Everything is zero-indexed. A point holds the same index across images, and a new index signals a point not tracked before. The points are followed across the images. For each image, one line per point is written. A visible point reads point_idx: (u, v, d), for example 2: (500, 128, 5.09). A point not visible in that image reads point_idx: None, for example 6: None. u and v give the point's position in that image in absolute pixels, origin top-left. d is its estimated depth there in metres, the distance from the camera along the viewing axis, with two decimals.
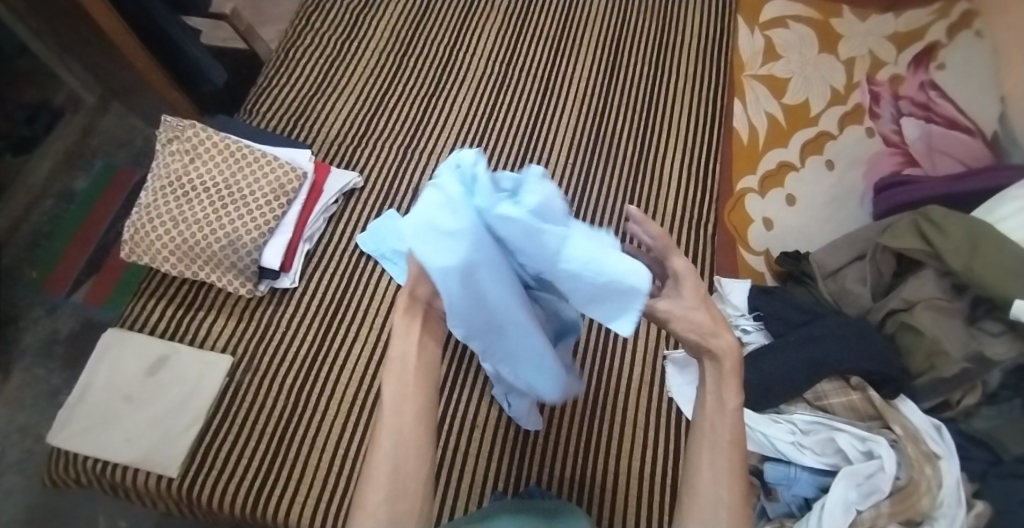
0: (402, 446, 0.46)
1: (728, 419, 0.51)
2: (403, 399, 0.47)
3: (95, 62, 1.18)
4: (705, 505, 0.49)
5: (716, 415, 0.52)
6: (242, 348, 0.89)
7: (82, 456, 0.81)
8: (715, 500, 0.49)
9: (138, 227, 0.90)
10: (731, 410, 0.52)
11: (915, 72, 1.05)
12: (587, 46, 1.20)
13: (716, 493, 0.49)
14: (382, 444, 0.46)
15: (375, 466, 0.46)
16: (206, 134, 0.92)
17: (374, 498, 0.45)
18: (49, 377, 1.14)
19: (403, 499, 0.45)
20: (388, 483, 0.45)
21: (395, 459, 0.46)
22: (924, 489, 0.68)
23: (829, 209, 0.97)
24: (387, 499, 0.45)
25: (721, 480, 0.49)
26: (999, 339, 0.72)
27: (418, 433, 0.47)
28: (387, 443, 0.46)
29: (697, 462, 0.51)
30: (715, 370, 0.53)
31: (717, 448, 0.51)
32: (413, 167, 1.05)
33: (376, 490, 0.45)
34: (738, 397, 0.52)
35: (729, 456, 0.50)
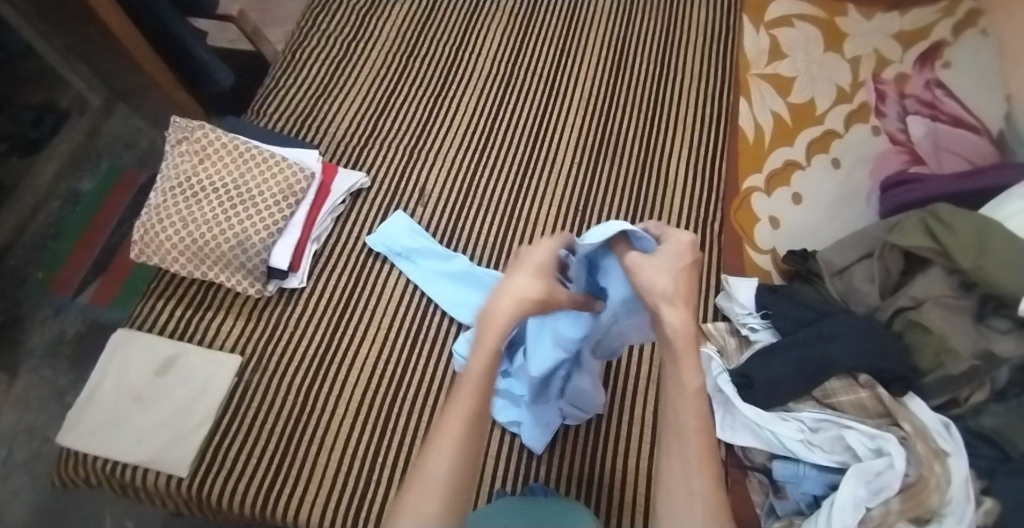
0: (457, 461, 0.52)
1: (690, 405, 0.55)
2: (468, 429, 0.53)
3: (102, 63, 1.18)
4: (680, 497, 0.51)
5: (679, 402, 0.55)
6: (251, 348, 0.89)
7: (92, 456, 0.81)
8: (689, 491, 0.51)
9: (148, 227, 0.90)
10: (692, 392, 0.55)
11: (921, 71, 1.05)
12: (593, 46, 1.20)
13: (688, 483, 0.52)
14: (439, 456, 0.52)
15: (431, 476, 0.51)
16: (216, 135, 0.93)
17: (426, 506, 0.50)
18: (56, 377, 1.14)
19: (452, 511, 0.51)
20: (440, 493, 0.50)
21: (450, 471, 0.51)
22: (933, 486, 0.68)
23: (836, 207, 0.97)
24: (438, 510, 0.50)
25: (692, 472, 0.52)
26: (1008, 335, 0.72)
27: (473, 450, 0.53)
28: (445, 453, 0.52)
29: (669, 455, 0.54)
30: (672, 353, 0.57)
31: (685, 437, 0.54)
32: (420, 167, 1.06)
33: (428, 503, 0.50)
34: (697, 378, 0.55)
35: (696, 444, 0.53)
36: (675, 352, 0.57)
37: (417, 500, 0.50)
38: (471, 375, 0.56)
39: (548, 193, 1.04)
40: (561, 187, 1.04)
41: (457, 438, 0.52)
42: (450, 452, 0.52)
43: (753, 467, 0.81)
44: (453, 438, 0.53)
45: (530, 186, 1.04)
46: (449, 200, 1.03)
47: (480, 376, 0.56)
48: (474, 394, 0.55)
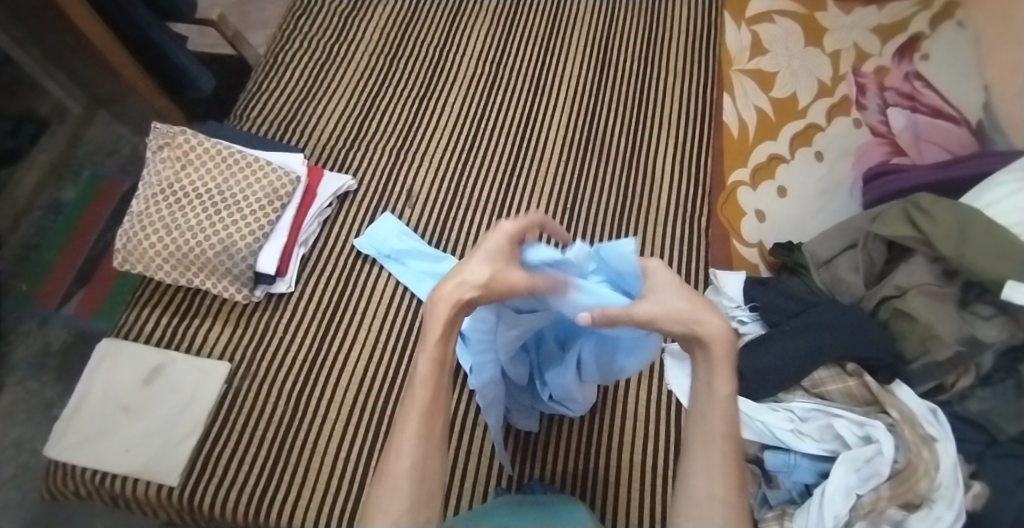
0: (421, 456, 0.52)
1: (719, 413, 0.54)
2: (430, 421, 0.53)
3: (81, 72, 1.16)
4: (702, 502, 0.53)
5: (709, 409, 0.55)
6: (240, 355, 0.88)
7: (80, 468, 0.80)
8: (711, 495, 0.53)
9: (131, 235, 0.89)
10: (722, 400, 0.54)
11: (900, 64, 1.07)
12: (576, 44, 1.21)
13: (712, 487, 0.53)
14: (402, 453, 0.52)
15: (394, 475, 0.51)
16: (198, 140, 0.92)
17: (394, 504, 0.50)
18: (41, 391, 1.12)
19: (420, 507, 0.51)
20: (405, 491, 0.51)
21: (415, 467, 0.52)
22: (921, 471, 0.69)
23: (820, 199, 0.98)
24: (406, 506, 0.51)
25: (715, 477, 0.53)
26: (991, 321, 0.74)
27: (435, 441, 0.53)
28: (408, 450, 0.52)
29: (692, 459, 0.55)
30: (707, 360, 0.55)
31: (710, 442, 0.54)
32: (407, 168, 1.05)
33: (395, 500, 0.51)
34: (728, 386, 0.54)
35: (721, 448, 0.54)
36: (710, 358, 0.55)
37: (384, 499, 0.51)
38: (427, 370, 0.54)
39: (536, 192, 1.04)
40: (548, 186, 1.05)
41: (416, 433, 0.52)
42: (412, 450, 0.52)
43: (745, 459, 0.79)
44: (413, 436, 0.52)
45: (517, 185, 1.05)
46: (436, 201, 1.02)
47: (431, 369, 0.54)
48: (431, 387, 0.54)
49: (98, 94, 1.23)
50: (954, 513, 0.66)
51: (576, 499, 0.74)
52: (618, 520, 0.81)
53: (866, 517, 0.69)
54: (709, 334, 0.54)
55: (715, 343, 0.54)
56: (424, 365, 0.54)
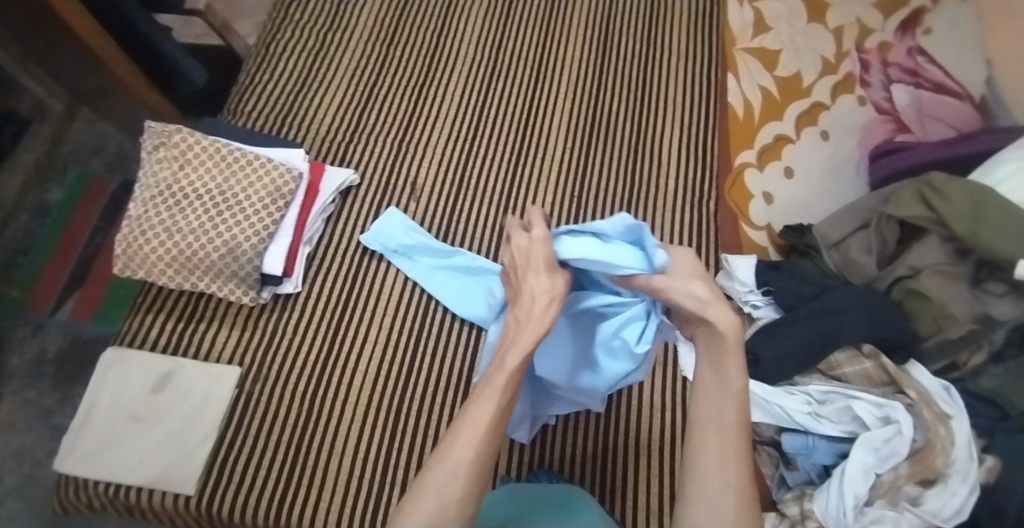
0: (480, 446, 0.54)
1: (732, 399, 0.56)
2: (492, 406, 0.56)
3: (63, 67, 1.12)
4: (715, 488, 0.53)
5: (719, 395, 0.56)
6: (250, 358, 0.87)
7: (93, 480, 0.79)
8: (722, 483, 0.53)
9: (131, 240, 0.86)
10: (734, 389, 0.56)
11: (902, 39, 1.07)
12: (577, 26, 1.18)
13: (723, 476, 0.54)
14: (462, 440, 0.54)
15: (451, 458, 0.53)
16: (195, 139, 0.89)
17: (449, 491, 0.52)
18: (41, 398, 1.10)
19: (474, 493, 0.52)
20: (463, 477, 0.52)
21: (473, 456, 0.53)
22: (939, 449, 0.70)
23: (827, 179, 0.98)
24: (458, 496, 0.52)
25: (728, 465, 0.54)
26: (1003, 299, 0.74)
27: (495, 437, 0.55)
28: (470, 441, 0.54)
29: (705, 452, 0.55)
30: (720, 350, 0.57)
31: (722, 430, 0.55)
32: (409, 160, 1.03)
33: (449, 488, 0.52)
34: (741, 374, 0.56)
35: (732, 437, 0.55)
36: (720, 349, 0.57)
37: (438, 485, 0.52)
38: (504, 373, 0.57)
39: (541, 179, 1.02)
40: (555, 172, 1.03)
41: (479, 422, 0.55)
42: (472, 437, 0.54)
43: (762, 441, 0.82)
44: (475, 422, 0.55)
45: (523, 173, 1.03)
46: (442, 193, 1.01)
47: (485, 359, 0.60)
48: (500, 381, 0.57)
49: (81, 88, 1.19)
50: (969, 487, 0.67)
51: (585, 491, 0.73)
52: (638, 508, 0.81)
53: (884, 495, 0.71)
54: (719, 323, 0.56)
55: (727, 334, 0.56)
56: (500, 367, 0.57)
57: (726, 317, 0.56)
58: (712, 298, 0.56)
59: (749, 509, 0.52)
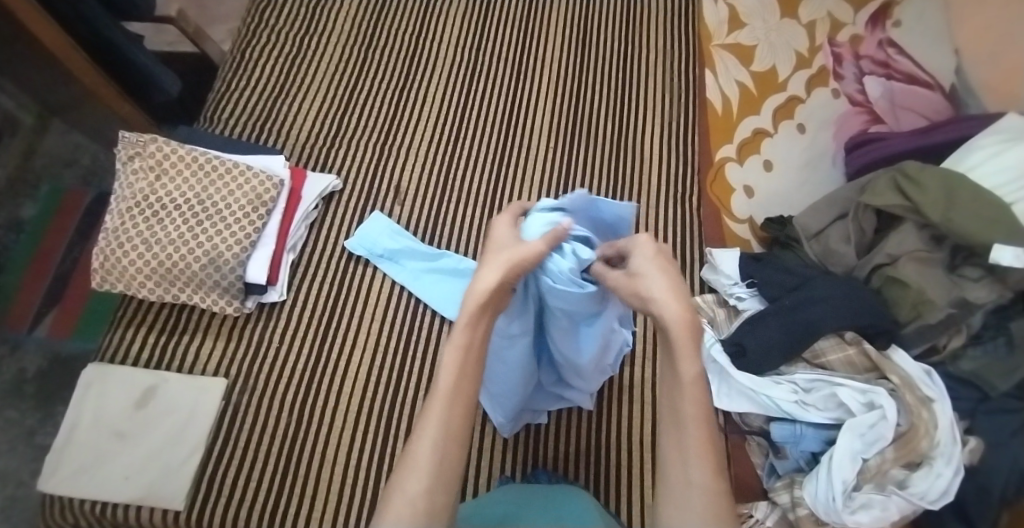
0: (441, 442, 0.52)
1: (687, 397, 0.54)
2: (457, 392, 0.54)
3: (33, 79, 1.10)
4: (679, 490, 0.51)
5: (676, 392, 0.54)
6: (236, 370, 0.85)
7: (78, 500, 0.77)
8: (688, 481, 0.51)
9: (108, 253, 0.84)
10: (688, 382, 0.54)
11: (873, 31, 1.09)
12: (554, 25, 1.19)
13: (688, 474, 0.52)
14: (425, 436, 0.52)
15: (415, 458, 0.51)
16: (171, 147, 0.87)
17: (413, 485, 0.50)
18: (22, 418, 1.07)
19: (441, 489, 0.50)
20: (426, 473, 0.50)
21: (436, 454, 0.51)
22: (922, 432, 0.72)
23: (805, 171, 1.00)
24: (425, 491, 0.50)
25: (691, 462, 0.52)
26: (980, 283, 0.76)
27: (456, 436, 0.53)
28: (429, 435, 0.52)
29: (671, 456, 0.53)
30: (670, 344, 0.55)
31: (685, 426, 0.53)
32: (391, 163, 1.03)
33: (417, 483, 0.50)
34: (694, 364, 0.54)
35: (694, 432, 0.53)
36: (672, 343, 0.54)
37: (404, 481, 0.50)
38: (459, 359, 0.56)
39: (526, 179, 1.03)
40: (539, 171, 1.03)
41: (440, 418, 0.53)
42: (435, 432, 0.52)
43: (751, 431, 0.84)
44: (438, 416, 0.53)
45: (507, 173, 1.03)
46: (425, 196, 1.00)
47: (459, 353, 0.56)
48: (454, 374, 0.55)
49: (51, 100, 1.16)
50: (953, 469, 0.69)
51: (581, 489, 0.73)
52: (634, 504, 0.81)
53: (871, 480, 0.72)
54: (668, 319, 0.55)
55: (679, 329, 0.54)
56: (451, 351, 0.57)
57: (673, 305, 0.55)
58: (660, 288, 0.56)
59: (718, 500, 0.50)
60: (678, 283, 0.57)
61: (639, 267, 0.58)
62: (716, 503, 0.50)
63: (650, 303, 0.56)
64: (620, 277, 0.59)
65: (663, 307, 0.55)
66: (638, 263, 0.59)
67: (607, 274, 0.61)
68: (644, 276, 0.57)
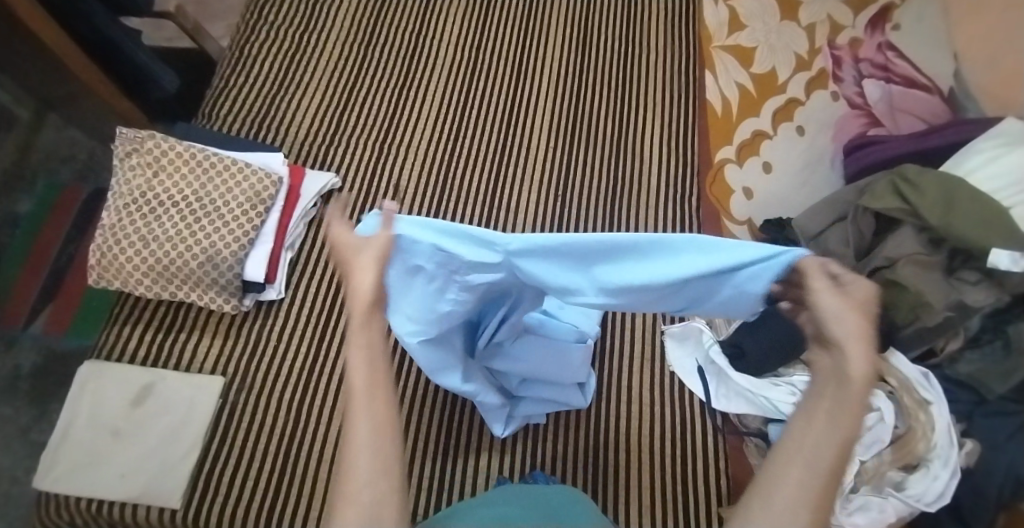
0: (372, 416, 0.45)
1: (840, 424, 0.42)
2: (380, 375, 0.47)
3: (29, 74, 1.09)
4: None
5: (814, 439, 0.43)
6: (233, 368, 0.85)
7: (73, 498, 0.76)
8: None
9: (105, 250, 0.84)
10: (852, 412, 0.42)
11: (872, 34, 1.10)
12: (555, 25, 1.19)
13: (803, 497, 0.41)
14: (355, 424, 0.44)
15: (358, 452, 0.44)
16: (168, 144, 0.87)
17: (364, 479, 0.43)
18: (16, 415, 1.07)
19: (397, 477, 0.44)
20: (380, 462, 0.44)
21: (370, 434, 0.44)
22: (920, 434, 0.72)
23: (804, 173, 1.00)
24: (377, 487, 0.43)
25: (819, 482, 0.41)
26: (977, 287, 0.76)
27: (383, 394, 0.46)
28: (359, 418, 0.45)
29: (785, 453, 0.43)
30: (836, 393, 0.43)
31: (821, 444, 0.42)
32: (390, 161, 1.02)
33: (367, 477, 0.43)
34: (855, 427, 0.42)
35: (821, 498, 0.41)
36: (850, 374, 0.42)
37: (343, 482, 0.43)
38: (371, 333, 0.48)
39: (525, 179, 1.02)
40: (538, 171, 1.03)
41: (364, 395, 0.45)
42: (364, 416, 0.44)
43: (749, 433, 0.84)
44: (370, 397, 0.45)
45: (506, 173, 1.03)
46: (424, 194, 1.00)
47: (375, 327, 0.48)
48: (364, 336, 0.47)
49: (47, 95, 1.15)
50: (950, 471, 0.69)
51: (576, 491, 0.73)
52: (631, 504, 0.81)
53: (868, 482, 0.73)
54: (851, 364, 0.42)
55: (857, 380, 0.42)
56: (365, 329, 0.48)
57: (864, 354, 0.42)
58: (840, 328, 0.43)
59: None
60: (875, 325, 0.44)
61: (856, 298, 0.43)
62: None
63: (824, 327, 0.44)
64: (828, 289, 0.45)
65: (849, 348, 0.43)
66: (838, 296, 0.44)
67: (820, 290, 0.45)
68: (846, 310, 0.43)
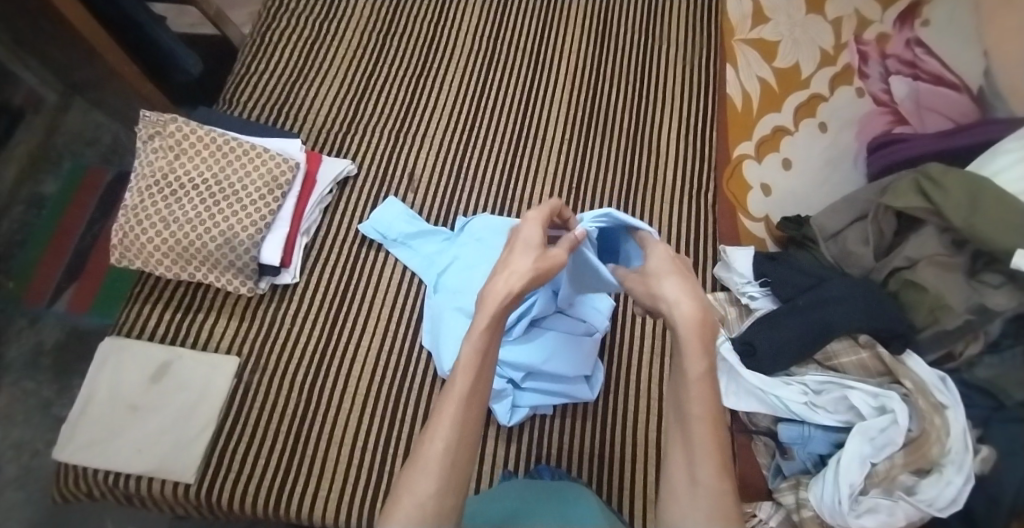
0: (453, 441, 0.54)
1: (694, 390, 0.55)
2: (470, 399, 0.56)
3: (59, 58, 1.11)
4: (685, 485, 0.54)
5: (684, 390, 0.56)
6: (248, 349, 0.87)
7: (91, 469, 0.79)
8: (694, 474, 0.53)
9: (127, 230, 0.86)
10: (697, 381, 0.55)
11: (901, 31, 1.07)
12: (575, 16, 1.18)
13: (694, 468, 0.54)
14: (438, 438, 0.54)
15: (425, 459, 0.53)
16: (190, 127, 0.88)
17: (423, 486, 0.52)
18: (39, 389, 1.10)
19: (449, 492, 0.53)
20: (436, 473, 0.52)
21: (448, 454, 0.53)
22: (934, 438, 0.70)
23: (826, 170, 0.98)
24: (435, 492, 0.52)
25: (703, 459, 0.53)
26: (1000, 290, 0.74)
27: (468, 430, 0.55)
28: (439, 437, 0.54)
29: (676, 453, 0.56)
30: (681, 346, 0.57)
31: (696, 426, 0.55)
32: (407, 150, 1.03)
33: (427, 484, 0.52)
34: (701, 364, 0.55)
35: (700, 431, 0.54)
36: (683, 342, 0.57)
37: (414, 481, 0.53)
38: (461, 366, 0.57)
39: (540, 170, 1.02)
40: (554, 163, 1.03)
41: (454, 418, 0.54)
42: (447, 435, 0.54)
43: (758, 431, 0.83)
44: (451, 421, 0.54)
45: (521, 164, 1.03)
46: (439, 184, 1.01)
47: (474, 360, 0.57)
48: (472, 374, 0.56)
49: (76, 78, 1.18)
50: (964, 476, 0.67)
51: (587, 490, 0.73)
52: (636, 497, 0.82)
53: (879, 484, 0.71)
54: (679, 320, 0.58)
55: (687, 329, 0.57)
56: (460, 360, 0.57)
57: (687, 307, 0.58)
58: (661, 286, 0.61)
59: (721, 493, 0.52)
60: (688, 283, 0.61)
61: (657, 265, 0.63)
62: (717, 496, 0.52)
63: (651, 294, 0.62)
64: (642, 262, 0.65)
65: (675, 308, 0.59)
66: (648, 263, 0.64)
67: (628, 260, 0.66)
68: (662, 276, 0.62)
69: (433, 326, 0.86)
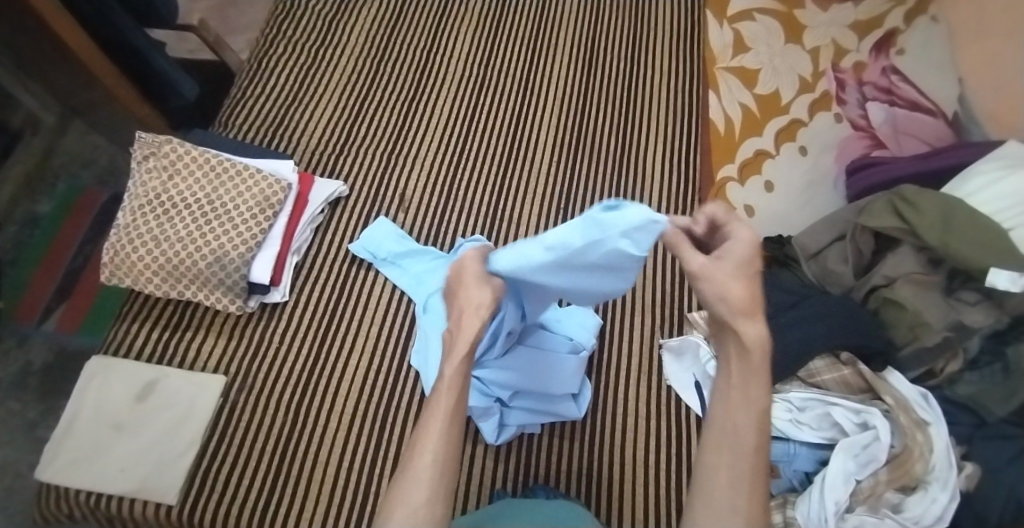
0: (443, 452, 0.53)
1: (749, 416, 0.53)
2: (453, 412, 0.56)
3: (58, 83, 1.14)
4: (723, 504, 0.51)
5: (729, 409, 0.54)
6: (236, 367, 0.87)
7: (73, 490, 0.78)
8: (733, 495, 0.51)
9: (117, 248, 0.86)
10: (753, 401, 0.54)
11: (877, 58, 1.10)
12: (562, 45, 1.21)
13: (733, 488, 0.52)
14: (426, 449, 0.53)
15: (416, 472, 0.52)
16: (185, 149, 0.90)
17: (415, 496, 0.51)
18: (24, 411, 1.09)
19: (439, 502, 0.52)
20: (427, 484, 0.52)
21: (437, 464, 0.53)
22: (917, 454, 0.71)
23: (806, 193, 1.00)
24: (425, 502, 0.51)
25: (741, 491, 0.51)
26: (976, 307, 0.75)
27: (454, 441, 0.55)
28: (429, 446, 0.53)
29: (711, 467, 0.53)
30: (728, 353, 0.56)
31: (738, 455, 0.52)
32: (396, 173, 1.05)
33: (417, 495, 0.51)
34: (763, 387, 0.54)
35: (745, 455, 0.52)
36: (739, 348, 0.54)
37: (405, 492, 0.52)
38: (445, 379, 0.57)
39: (529, 192, 1.04)
40: (541, 186, 1.05)
41: (440, 430, 0.54)
42: (437, 445, 0.53)
43: None
44: (437, 433, 0.54)
45: (508, 186, 1.05)
46: (428, 206, 1.02)
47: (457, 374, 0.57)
48: (455, 391, 0.57)
49: (74, 103, 1.20)
50: (949, 494, 0.68)
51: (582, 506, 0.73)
52: (624, 517, 0.81)
53: (864, 501, 0.72)
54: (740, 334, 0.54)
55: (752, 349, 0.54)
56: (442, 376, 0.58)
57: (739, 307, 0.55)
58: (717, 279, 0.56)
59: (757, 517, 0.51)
60: (752, 286, 0.56)
61: (729, 255, 0.57)
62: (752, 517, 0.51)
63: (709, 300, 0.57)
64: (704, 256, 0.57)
65: (738, 323, 0.55)
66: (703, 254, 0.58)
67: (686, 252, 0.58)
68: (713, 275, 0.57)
69: (421, 346, 0.86)
